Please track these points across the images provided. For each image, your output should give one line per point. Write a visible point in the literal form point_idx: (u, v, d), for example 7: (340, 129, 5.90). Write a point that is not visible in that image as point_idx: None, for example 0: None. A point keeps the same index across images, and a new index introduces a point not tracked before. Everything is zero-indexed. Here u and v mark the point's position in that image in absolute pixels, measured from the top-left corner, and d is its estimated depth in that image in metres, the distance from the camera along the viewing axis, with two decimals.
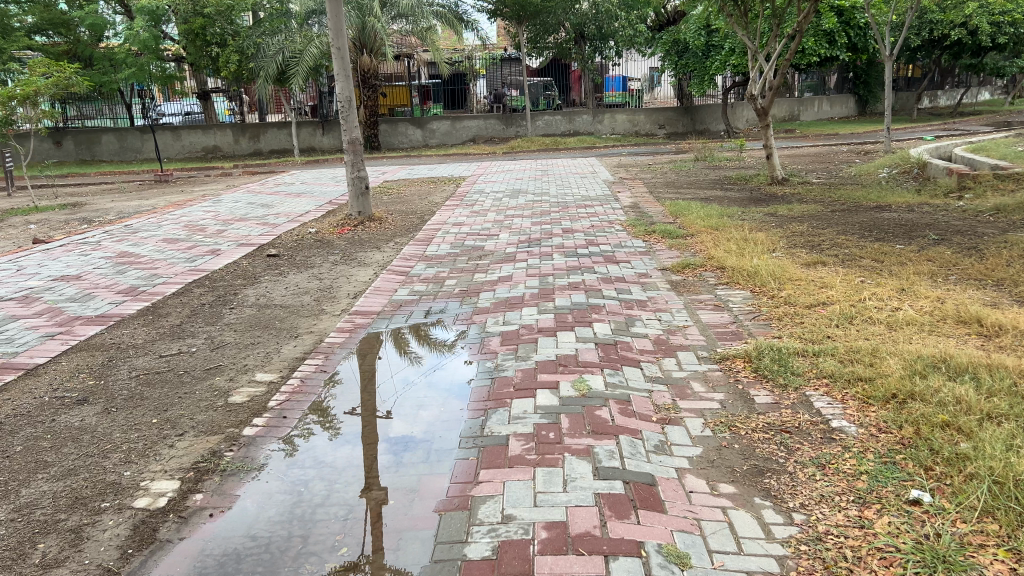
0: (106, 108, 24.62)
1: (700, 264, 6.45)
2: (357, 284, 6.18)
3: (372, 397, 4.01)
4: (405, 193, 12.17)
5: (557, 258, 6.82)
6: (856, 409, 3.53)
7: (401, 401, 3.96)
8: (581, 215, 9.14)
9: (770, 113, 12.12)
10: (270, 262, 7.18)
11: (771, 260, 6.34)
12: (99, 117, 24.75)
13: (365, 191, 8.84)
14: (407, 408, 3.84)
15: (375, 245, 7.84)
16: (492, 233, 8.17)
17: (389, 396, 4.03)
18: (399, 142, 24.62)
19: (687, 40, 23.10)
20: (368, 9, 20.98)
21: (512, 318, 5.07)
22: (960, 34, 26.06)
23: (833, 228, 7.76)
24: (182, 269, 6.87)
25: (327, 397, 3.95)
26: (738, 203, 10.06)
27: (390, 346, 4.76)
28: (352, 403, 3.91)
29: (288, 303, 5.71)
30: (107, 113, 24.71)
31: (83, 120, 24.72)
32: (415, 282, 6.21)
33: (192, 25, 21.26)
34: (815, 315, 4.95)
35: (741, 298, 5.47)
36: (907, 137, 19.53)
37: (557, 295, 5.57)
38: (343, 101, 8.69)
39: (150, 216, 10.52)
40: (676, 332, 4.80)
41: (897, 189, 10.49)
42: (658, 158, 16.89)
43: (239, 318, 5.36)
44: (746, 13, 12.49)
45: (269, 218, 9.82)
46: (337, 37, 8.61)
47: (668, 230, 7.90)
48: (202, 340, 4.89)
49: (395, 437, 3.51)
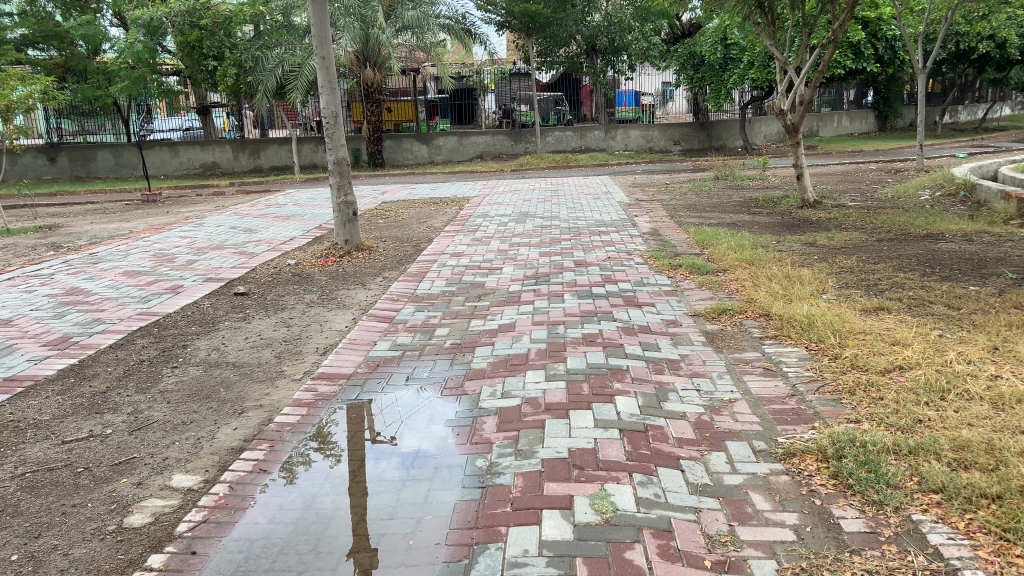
0: (108, 123, 23.86)
1: (739, 311, 5.42)
2: (332, 335, 5.20)
3: (372, 425, 3.75)
4: (403, 216, 11.22)
5: (570, 300, 5.83)
6: (994, 554, 2.51)
7: (408, 421, 3.74)
8: (596, 244, 8.14)
9: (801, 130, 11.11)
10: (235, 303, 6.18)
11: (826, 306, 5.30)
12: (100, 133, 23.97)
13: (353, 218, 7.88)
14: (378, 509, 2.95)
15: (360, 280, 6.85)
16: (496, 267, 7.18)
17: (393, 420, 3.78)
18: (404, 158, 23.69)
19: (704, 53, 22.11)
20: (372, 21, 20.07)
21: (511, 385, 4.06)
22: (988, 47, 25.09)
23: (887, 263, 6.73)
24: (132, 311, 5.92)
25: (326, 424, 3.75)
26: (770, 230, 9.04)
27: (367, 415, 3.86)
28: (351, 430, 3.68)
29: (243, 361, 4.73)
30: (111, 129, 24.02)
31: (85, 136, 23.94)
32: (399, 331, 5.23)
33: (188, 37, 20.45)
34: (896, 388, 3.89)
35: (797, 359, 4.45)
36: (939, 154, 18.47)
37: (569, 353, 4.54)
38: (328, 116, 7.75)
39: (121, 243, 9.60)
40: (720, 412, 3.76)
41: (946, 214, 9.45)
42: (675, 177, 15.88)
43: (179, 384, 4.36)
44: (775, 21, 11.48)
45: (249, 246, 8.87)
46: (321, 45, 7.67)
47: (696, 264, 6.89)
48: (125, 416, 3.89)
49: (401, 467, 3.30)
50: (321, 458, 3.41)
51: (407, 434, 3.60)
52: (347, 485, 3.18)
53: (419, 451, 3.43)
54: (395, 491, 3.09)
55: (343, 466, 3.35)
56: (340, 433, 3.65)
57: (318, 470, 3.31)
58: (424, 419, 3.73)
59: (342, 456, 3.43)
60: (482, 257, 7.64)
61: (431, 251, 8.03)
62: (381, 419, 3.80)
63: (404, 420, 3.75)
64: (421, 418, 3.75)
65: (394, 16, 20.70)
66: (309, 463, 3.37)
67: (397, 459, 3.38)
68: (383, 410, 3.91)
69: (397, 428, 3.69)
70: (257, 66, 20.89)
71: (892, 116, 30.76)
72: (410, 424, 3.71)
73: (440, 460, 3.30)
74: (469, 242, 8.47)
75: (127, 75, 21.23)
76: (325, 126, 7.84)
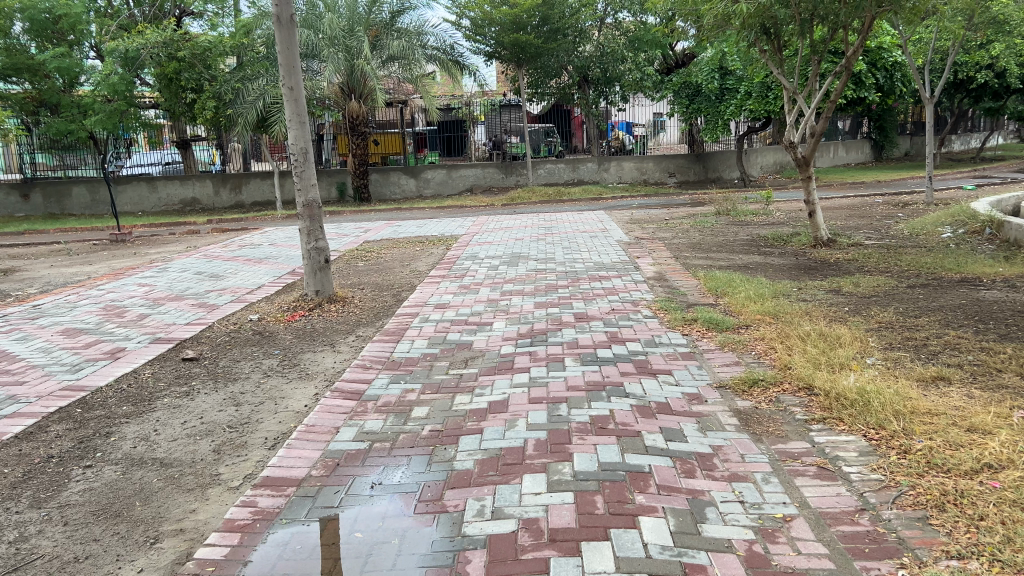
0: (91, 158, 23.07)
1: (772, 385, 4.57)
2: (287, 418, 4.32)
3: (366, 476, 3.52)
4: (385, 258, 10.40)
5: (572, 367, 4.97)
6: None
7: (403, 474, 3.51)
8: (597, 292, 7.29)
9: (812, 163, 10.36)
10: (179, 373, 5.30)
11: (876, 379, 4.43)
12: (82, 167, 23.17)
13: (324, 266, 7.05)
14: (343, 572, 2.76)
15: (331, 340, 5.99)
16: (486, 321, 6.32)
17: (389, 471, 3.55)
18: (391, 192, 22.89)
19: (699, 83, 21.44)
20: (357, 51, 19.41)
21: (503, 498, 3.19)
22: (987, 76, 24.57)
23: (930, 316, 5.90)
24: (56, 385, 5.03)
25: (313, 480, 3.50)
26: (787, 273, 8.23)
27: (359, 469, 3.60)
28: (343, 482, 3.46)
29: (174, 458, 3.84)
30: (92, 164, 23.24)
31: (66, 170, 23.15)
32: (369, 413, 4.35)
33: (165, 68, 19.74)
34: (998, 499, 3.03)
35: (858, 454, 3.60)
36: (946, 186, 17.75)
37: (575, 447, 3.66)
38: (297, 152, 6.92)
39: (72, 293, 8.71)
40: (777, 540, 2.89)
41: (977, 255, 8.65)
42: (674, 212, 15.11)
43: (87, 495, 3.48)
44: (781, 48, 10.81)
45: (211, 296, 8.00)
46: (287, 74, 6.85)
47: (712, 318, 6.05)
48: (3, 548, 3.01)
49: (379, 523, 3.09)
50: (299, 514, 3.20)
51: (398, 488, 3.37)
52: (320, 540, 3.00)
53: (407, 504, 3.22)
54: (366, 550, 2.89)
55: (322, 519, 3.15)
56: (328, 487, 3.43)
57: (295, 526, 3.11)
58: (419, 474, 3.49)
59: (321, 509, 3.23)
60: (469, 308, 6.79)
61: (412, 301, 7.19)
62: (375, 471, 3.56)
63: (398, 473, 3.52)
64: (417, 471, 3.52)
65: (379, 47, 20.05)
66: (287, 519, 3.16)
67: (379, 514, 3.16)
68: (380, 461, 3.67)
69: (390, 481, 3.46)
70: (237, 99, 20.10)
71: (889, 146, 30.26)
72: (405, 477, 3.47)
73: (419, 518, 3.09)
74: (457, 290, 7.62)
75: (102, 108, 20.55)
76: (293, 164, 7.01)
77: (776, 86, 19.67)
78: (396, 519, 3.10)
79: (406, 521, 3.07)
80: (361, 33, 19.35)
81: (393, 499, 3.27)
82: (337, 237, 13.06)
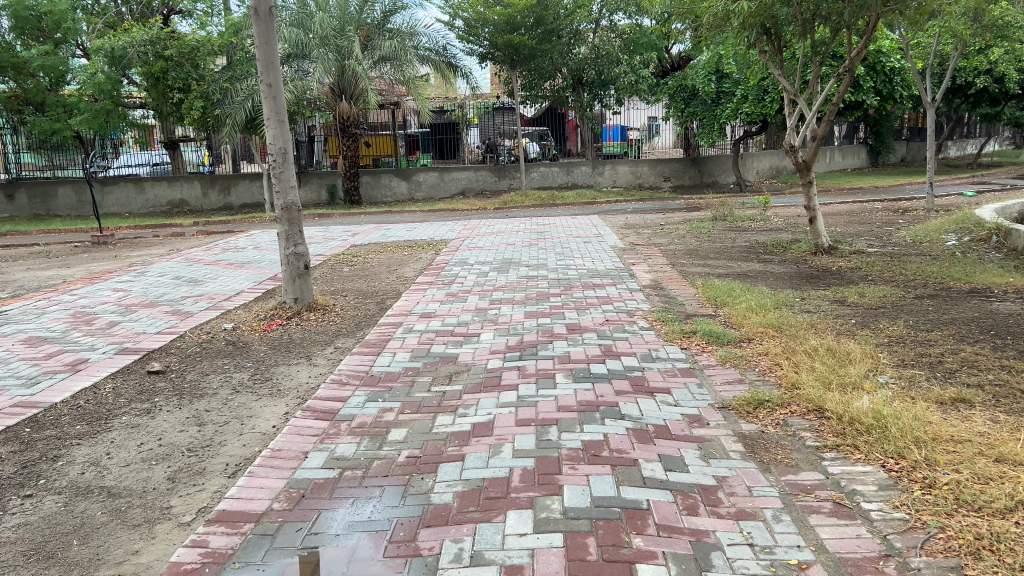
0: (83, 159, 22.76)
1: (778, 406, 4.23)
2: (253, 441, 3.96)
3: (334, 509, 3.18)
4: (372, 263, 10.06)
5: (563, 384, 4.62)
6: None
7: (375, 509, 3.16)
8: (590, 302, 6.95)
9: (812, 168, 10.06)
10: (142, 388, 4.94)
11: (891, 401, 4.10)
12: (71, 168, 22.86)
13: (304, 272, 6.70)
14: None
15: (308, 352, 5.63)
16: (473, 332, 5.98)
17: (360, 505, 3.21)
18: (382, 195, 22.53)
19: (695, 86, 21.15)
20: (348, 51, 19.08)
21: (485, 540, 2.85)
22: (985, 81, 24.38)
23: (942, 330, 5.58)
24: (8, 400, 4.66)
25: (275, 515, 3.15)
26: (788, 282, 7.91)
27: (326, 502, 3.25)
28: (309, 518, 3.11)
29: (123, 487, 3.48)
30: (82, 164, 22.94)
31: (54, 170, 22.77)
32: (342, 435, 4.00)
33: (152, 67, 19.39)
34: None
35: (877, 488, 3.27)
36: (946, 192, 17.50)
37: (565, 478, 3.32)
38: (276, 152, 6.57)
39: (43, 298, 8.33)
40: None
41: (985, 264, 8.35)
42: (669, 217, 14.82)
43: (21, 531, 3.11)
44: (781, 50, 10.51)
45: (187, 302, 7.63)
46: (265, 70, 6.50)
47: (712, 331, 5.71)
48: None
49: (345, 568, 2.74)
50: (256, 556, 2.85)
51: (368, 526, 3.02)
52: None
53: (377, 546, 2.87)
54: None
55: (282, 563, 2.80)
56: (291, 523, 3.08)
57: (250, 571, 2.76)
58: (393, 509, 3.15)
59: (282, 551, 2.87)
60: (456, 318, 6.45)
61: (397, 309, 6.85)
62: (345, 505, 3.21)
63: (370, 507, 3.17)
64: (391, 505, 3.18)
65: (371, 47, 19.71)
66: (242, 563, 2.81)
67: (345, 558, 2.80)
68: (350, 493, 3.33)
69: (360, 516, 3.11)
70: (226, 99, 19.72)
71: (885, 151, 30.08)
72: (377, 512, 3.13)
73: (390, 563, 2.75)
74: (445, 298, 7.28)
75: (87, 108, 20.22)
76: (272, 164, 6.66)
77: (772, 90, 19.43)
78: (364, 564, 2.75)
79: (375, 567, 2.73)
80: (351, 33, 19.00)
81: (363, 539, 2.93)
82: (324, 240, 12.70)
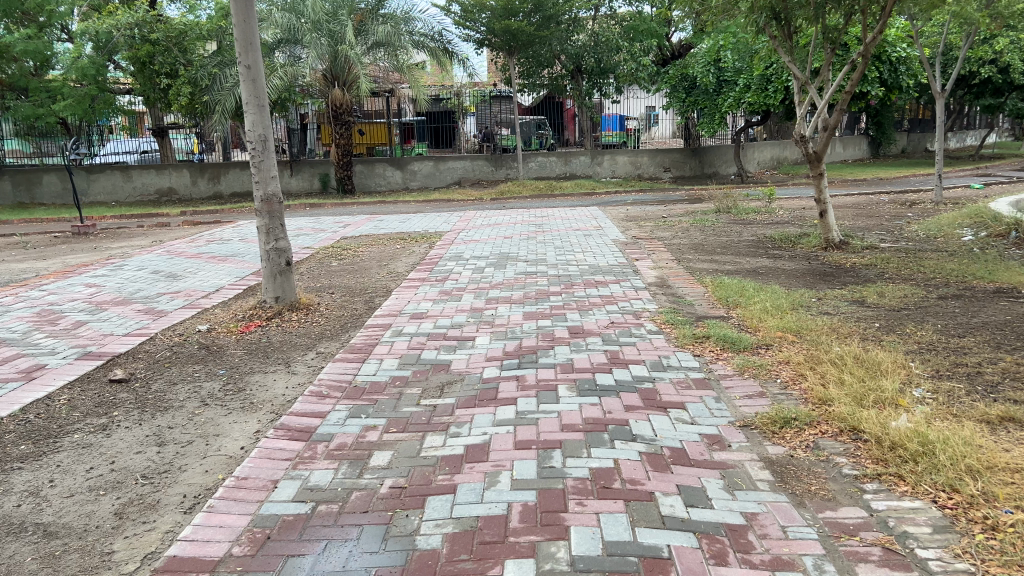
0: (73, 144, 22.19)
1: (807, 426, 3.79)
2: (216, 467, 3.51)
3: (303, 556, 2.73)
4: (362, 257, 9.58)
5: (566, 398, 4.17)
6: None
7: (350, 556, 2.71)
8: (593, 301, 6.50)
9: (824, 159, 9.60)
10: (102, 399, 4.48)
11: (936, 421, 3.66)
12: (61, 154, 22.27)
13: (285, 269, 6.23)
14: None
15: (287, 359, 5.17)
16: (468, 335, 5.53)
17: (333, 550, 2.75)
18: (376, 184, 22.01)
19: (696, 75, 20.61)
20: (341, 36, 18.49)
21: None
22: (991, 71, 23.90)
23: (977, 336, 5.14)
24: None
25: (233, 563, 2.70)
26: (802, 280, 7.46)
27: (293, 546, 2.80)
28: (272, 568, 2.66)
29: (61, 525, 3.03)
30: None
31: (42, 158, 22.21)
32: (318, 460, 3.54)
33: (137, 51, 18.85)
34: None
35: (933, 529, 2.83)
36: (955, 185, 17.03)
37: (572, 518, 2.87)
38: (256, 140, 6.09)
39: (10, 294, 7.83)
40: None
41: (1008, 262, 7.91)
42: (671, 209, 14.36)
43: None
44: (792, 35, 10.01)
45: (162, 300, 7.14)
46: (244, 51, 6.02)
47: (727, 336, 5.26)
48: None
49: None
50: None
51: None
52: None
53: None
54: None
55: None
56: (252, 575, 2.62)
57: None
58: (370, 556, 2.69)
59: None
60: (449, 318, 6.00)
61: (386, 309, 6.40)
62: (315, 550, 2.76)
63: (344, 554, 2.72)
64: (368, 552, 2.72)
65: (364, 33, 19.14)
66: None
67: None
68: (322, 534, 2.87)
69: (332, 566, 2.66)
70: (214, 85, 19.14)
71: (888, 142, 29.61)
72: (352, 560, 2.67)
73: None
74: (436, 296, 6.82)
75: (71, 93, 19.72)
76: (251, 153, 6.18)
77: (776, 78, 18.90)
78: None
79: None
80: (344, 17, 18.43)
81: None
82: (313, 232, 12.20)
